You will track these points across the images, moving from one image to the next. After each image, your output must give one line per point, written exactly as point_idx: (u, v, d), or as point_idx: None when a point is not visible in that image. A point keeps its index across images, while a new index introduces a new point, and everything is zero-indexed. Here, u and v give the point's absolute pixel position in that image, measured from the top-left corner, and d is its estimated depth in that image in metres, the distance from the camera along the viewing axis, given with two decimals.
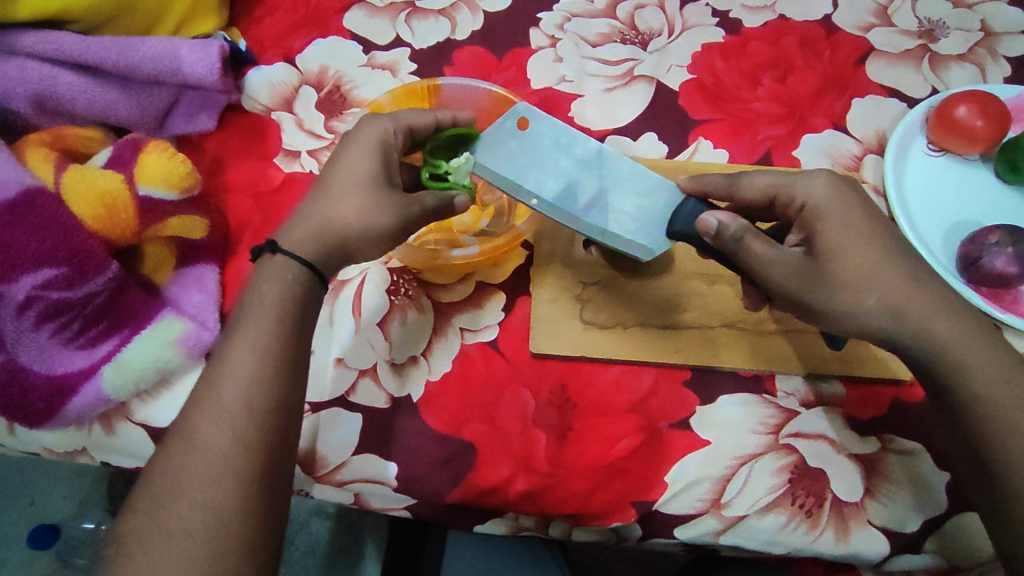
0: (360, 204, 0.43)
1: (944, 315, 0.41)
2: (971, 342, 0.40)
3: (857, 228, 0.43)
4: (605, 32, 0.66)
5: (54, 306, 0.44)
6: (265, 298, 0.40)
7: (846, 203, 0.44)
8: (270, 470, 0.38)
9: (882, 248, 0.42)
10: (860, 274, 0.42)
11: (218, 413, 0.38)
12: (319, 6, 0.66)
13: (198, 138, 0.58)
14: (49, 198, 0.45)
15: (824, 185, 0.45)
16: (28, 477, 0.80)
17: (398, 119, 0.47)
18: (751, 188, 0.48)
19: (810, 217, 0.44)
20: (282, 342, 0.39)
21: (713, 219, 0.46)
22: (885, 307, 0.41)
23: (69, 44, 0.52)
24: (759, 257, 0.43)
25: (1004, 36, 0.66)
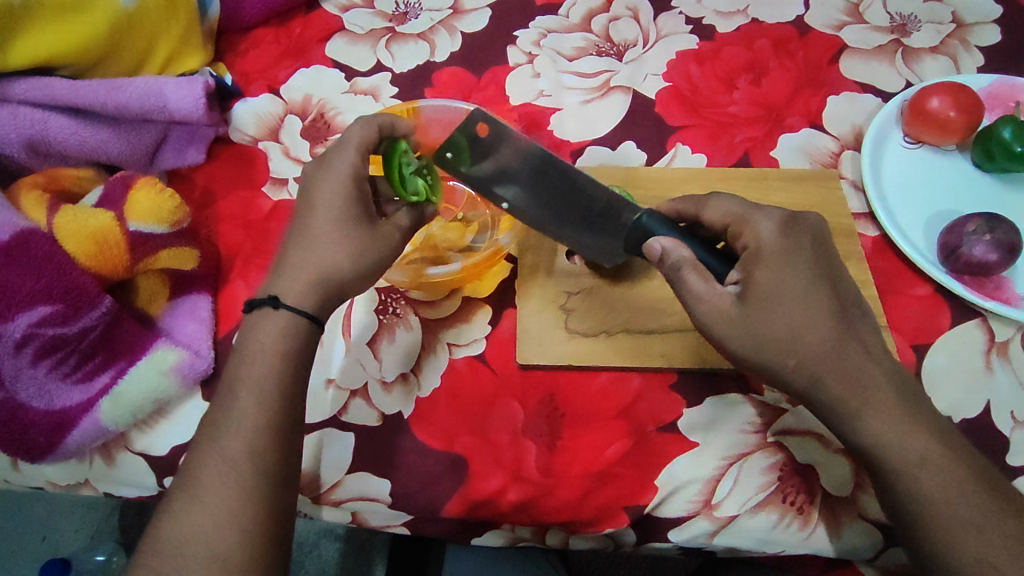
0: (351, 250, 0.45)
1: (869, 386, 0.40)
2: (914, 403, 0.40)
3: (802, 277, 0.42)
4: (580, 45, 0.68)
5: (50, 342, 0.45)
6: (264, 347, 0.42)
7: (791, 251, 0.43)
8: (276, 514, 0.39)
9: (826, 302, 0.42)
10: (788, 334, 0.41)
11: (221, 463, 0.39)
12: (302, 37, 0.68)
13: (188, 172, 0.60)
14: (43, 238, 0.47)
15: (771, 228, 0.44)
16: (41, 510, 0.82)
17: (354, 148, 0.46)
18: (714, 212, 0.48)
19: (752, 258, 0.43)
20: (280, 393, 0.41)
21: (658, 245, 0.46)
22: (817, 364, 0.40)
23: (59, 90, 0.54)
24: (692, 291, 0.43)
25: (976, 27, 0.67)
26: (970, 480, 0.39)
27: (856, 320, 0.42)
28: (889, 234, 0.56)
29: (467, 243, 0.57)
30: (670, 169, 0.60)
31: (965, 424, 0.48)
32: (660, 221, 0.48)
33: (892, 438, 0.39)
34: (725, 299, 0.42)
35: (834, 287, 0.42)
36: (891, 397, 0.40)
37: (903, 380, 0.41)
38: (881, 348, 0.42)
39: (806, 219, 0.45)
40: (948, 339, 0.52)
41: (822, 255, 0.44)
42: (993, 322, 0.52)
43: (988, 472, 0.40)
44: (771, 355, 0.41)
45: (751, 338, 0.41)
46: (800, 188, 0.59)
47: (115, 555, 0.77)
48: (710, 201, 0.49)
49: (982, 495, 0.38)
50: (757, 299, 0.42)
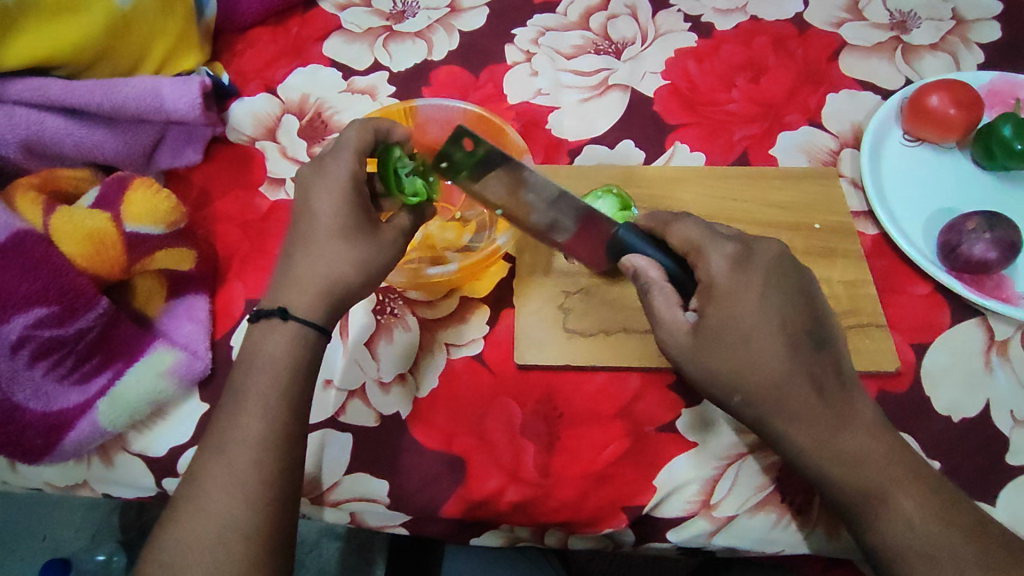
0: (358, 260, 0.45)
1: (818, 424, 0.40)
2: (866, 438, 0.40)
3: (752, 313, 0.41)
4: (578, 44, 0.68)
5: (47, 343, 0.45)
6: (276, 357, 0.42)
7: (742, 287, 0.41)
8: (281, 524, 0.40)
9: (778, 339, 0.40)
10: (735, 372, 0.40)
11: (227, 473, 0.39)
12: (299, 36, 0.68)
13: (185, 172, 0.60)
14: (39, 240, 0.47)
15: (725, 261, 0.43)
16: (42, 511, 0.82)
17: (352, 153, 0.46)
18: (675, 237, 0.45)
19: (706, 290, 0.42)
20: (289, 404, 0.41)
21: (633, 264, 0.45)
22: (762, 401, 0.40)
23: (55, 90, 0.54)
24: (658, 314, 0.43)
25: (976, 23, 0.67)
26: (932, 511, 0.38)
27: (811, 356, 0.41)
28: (888, 233, 0.56)
29: (466, 243, 0.57)
30: (668, 168, 0.60)
31: (965, 423, 0.48)
32: (636, 235, 0.46)
33: (838, 476, 0.39)
34: (679, 331, 0.42)
35: (788, 322, 0.41)
36: (840, 437, 0.39)
37: (856, 417, 0.40)
38: (837, 382, 0.41)
39: (764, 248, 0.44)
40: (948, 337, 0.51)
41: (779, 287, 0.42)
42: (992, 320, 0.52)
43: (950, 499, 0.39)
44: (720, 389, 0.41)
45: (701, 372, 0.41)
46: (799, 187, 0.58)
47: (116, 554, 0.78)
48: (673, 225, 0.46)
49: (939, 525, 0.38)
50: (709, 334, 0.41)
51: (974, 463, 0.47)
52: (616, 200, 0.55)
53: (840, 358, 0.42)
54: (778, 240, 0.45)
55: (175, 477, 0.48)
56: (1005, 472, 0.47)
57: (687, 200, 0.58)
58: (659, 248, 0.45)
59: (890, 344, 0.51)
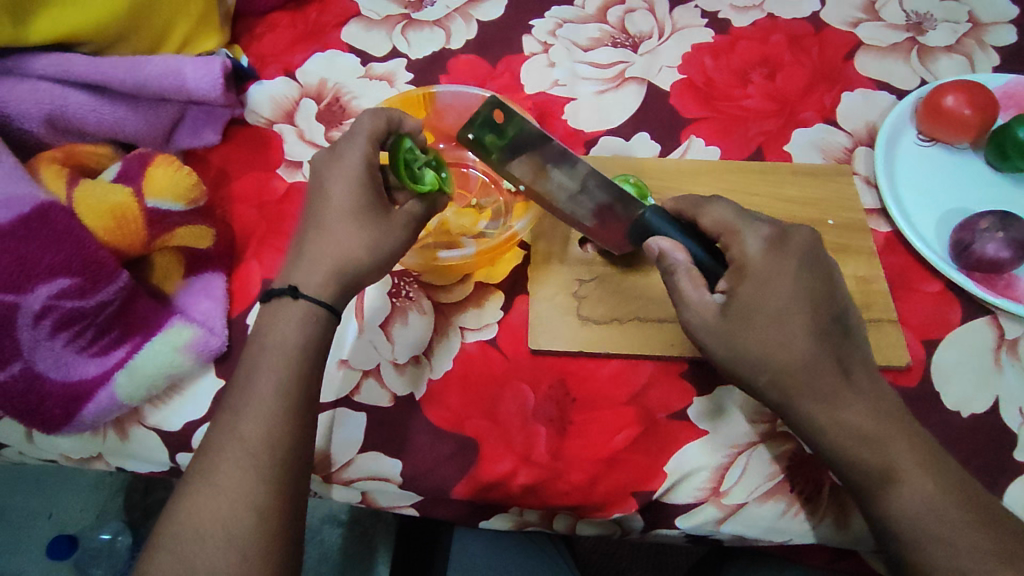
0: (368, 242, 0.45)
1: (843, 404, 0.40)
2: (889, 421, 0.40)
3: (784, 295, 0.42)
4: (595, 36, 0.68)
5: (68, 315, 0.46)
6: (287, 337, 0.43)
7: (775, 270, 0.42)
8: (291, 501, 0.40)
9: (807, 321, 0.41)
10: (763, 350, 0.41)
11: (238, 448, 0.40)
12: (318, 21, 0.69)
13: (204, 152, 0.60)
14: (62, 211, 0.47)
15: (761, 244, 0.44)
16: (42, 490, 0.82)
17: (366, 137, 0.47)
18: (709, 219, 0.47)
19: (739, 271, 0.43)
20: (300, 381, 0.42)
21: (656, 245, 0.46)
22: (790, 380, 0.41)
23: (79, 65, 0.54)
24: (684, 294, 0.44)
25: (991, 26, 0.67)
26: (949, 496, 0.39)
27: (839, 340, 0.42)
28: (901, 230, 0.56)
29: (481, 229, 0.57)
30: (683, 161, 0.60)
31: (973, 419, 0.49)
32: (663, 217, 0.47)
33: (861, 456, 0.40)
34: (710, 309, 0.43)
35: (818, 306, 0.42)
36: (865, 418, 0.40)
37: (881, 401, 0.41)
38: (863, 368, 0.42)
39: (798, 235, 0.45)
40: (957, 335, 0.52)
41: (811, 274, 0.43)
42: (1003, 319, 0.52)
43: (968, 488, 0.39)
44: (747, 367, 0.42)
45: (728, 350, 0.42)
46: (813, 183, 0.59)
47: (121, 534, 0.80)
48: (707, 206, 0.47)
49: (958, 511, 0.38)
50: (739, 313, 0.42)
51: (981, 458, 0.47)
52: (632, 190, 0.55)
53: (864, 346, 0.43)
54: (809, 230, 0.46)
55: (190, 452, 0.48)
56: (1012, 468, 0.47)
57: (701, 193, 0.59)
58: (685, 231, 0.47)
59: (900, 339, 0.51)
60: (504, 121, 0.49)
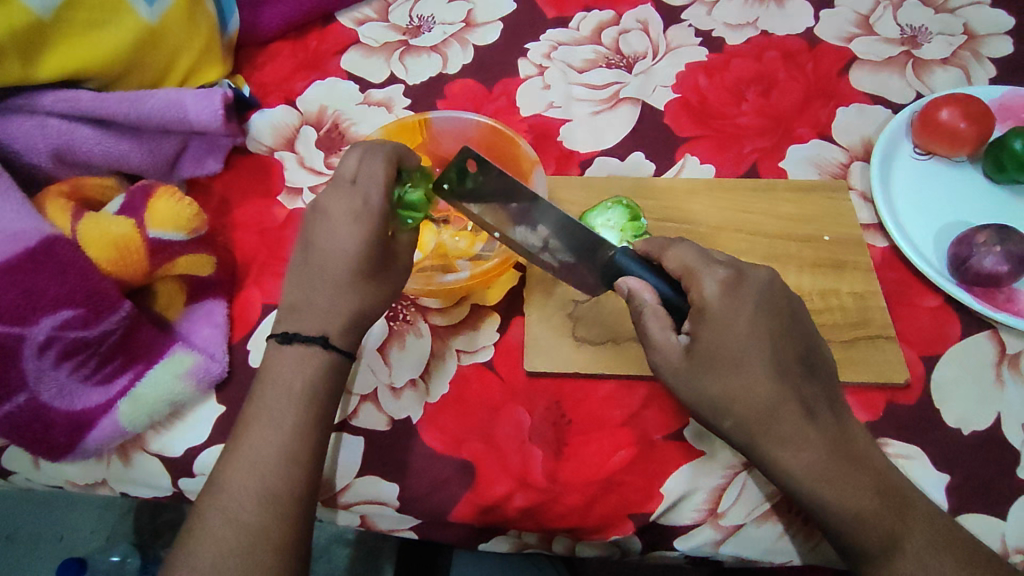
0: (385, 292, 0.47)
1: (808, 449, 0.40)
2: (853, 464, 0.41)
3: (743, 339, 0.41)
4: (590, 58, 0.69)
5: (72, 345, 0.47)
6: (291, 370, 0.44)
7: (734, 313, 0.41)
8: (302, 527, 0.41)
9: (767, 364, 0.41)
10: (727, 396, 0.41)
11: (242, 483, 0.41)
12: (318, 50, 0.70)
13: (206, 181, 0.62)
14: (67, 244, 0.48)
15: (717, 286, 0.42)
16: (54, 513, 0.83)
17: (382, 185, 0.46)
18: (671, 260, 0.45)
19: (699, 314, 0.42)
20: (307, 410, 0.43)
21: (626, 284, 0.45)
22: (751, 424, 0.41)
23: (85, 101, 0.56)
24: (650, 337, 0.43)
25: (987, 38, 0.67)
26: (919, 538, 0.40)
27: (800, 382, 0.41)
28: (898, 245, 0.56)
29: (477, 251, 0.58)
30: (678, 180, 0.61)
31: (975, 436, 0.48)
32: (633, 257, 0.46)
33: (830, 499, 0.40)
34: (675, 351, 0.42)
35: (779, 348, 0.41)
36: (828, 461, 0.40)
37: (843, 443, 0.41)
38: (825, 409, 0.42)
39: (758, 276, 0.43)
40: (958, 351, 0.51)
41: (770, 315, 0.42)
42: (1004, 334, 0.52)
43: (941, 528, 0.40)
44: (711, 412, 0.42)
45: (693, 394, 0.42)
46: (809, 200, 0.59)
47: (129, 556, 0.79)
48: (670, 248, 0.45)
49: (930, 549, 0.39)
50: (701, 357, 0.42)
51: (984, 477, 0.47)
52: (625, 211, 0.56)
53: (829, 382, 0.43)
54: (771, 267, 0.44)
55: (191, 477, 0.49)
56: (1016, 487, 0.46)
57: (696, 211, 0.59)
58: (658, 274, 0.45)
59: (899, 356, 0.51)
60: (476, 167, 0.47)
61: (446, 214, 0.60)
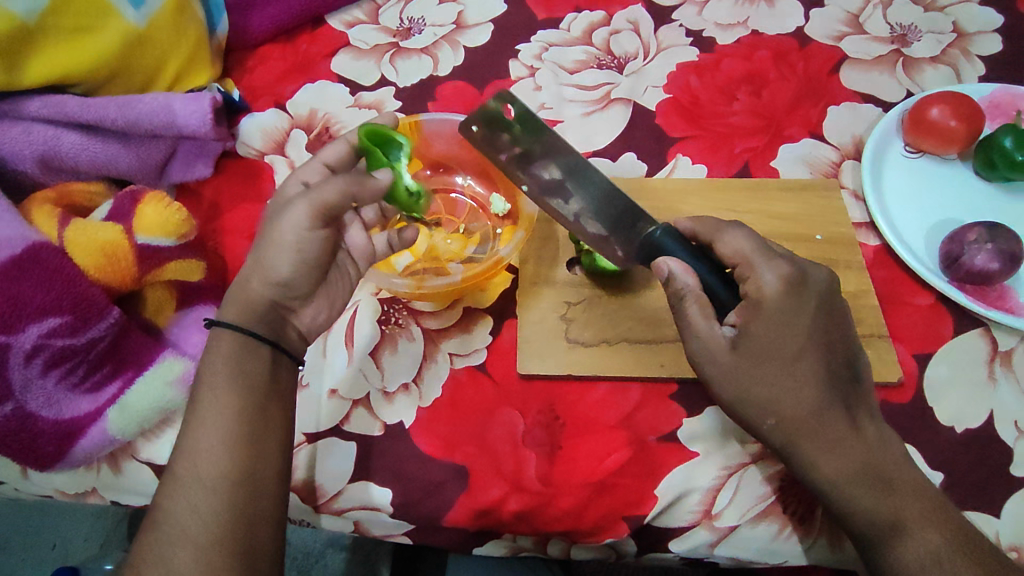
0: (292, 253, 0.44)
1: (848, 452, 0.41)
2: (892, 470, 0.41)
3: (795, 337, 0.42)
4: (581, 59, 0.69)
5: (59, 352, 0.46)
6: (224, 357, 0.43)
7: (792, 312, 0.42)
8: (257, 515, 0.40)
9: (816, 367, 0.42)
10: (770, 395, 0.41)
11: (187, 485, 0.39)
12: (308, 52, 0.70)
13: (196, 186, 0.61)
14: (53, 251, 0.48)
15: (777, 281, 0.43)
16: (48, 520, 0.83)
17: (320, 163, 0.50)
18: (725, 247, 0.45)
19: (752, 309, 0.42)
20: (249, 397, 0.42)
21: (666, 265, 0.44)
22: (793, 424, 0.41)
23: (71, 106, 0.55)
24: (693, 327, 0.43)
25: (976, 36, 0.67)
26: (955, 552, 0.38)
27: (845, 387, 0.42)
28: (890, 244, 0.56)
29: (469, 254, 0.57)
30: (670, 181, 0.60)
31: (968, 434, 0.48)
32: (674, 237, 0.47)
33: (863, 504, 0.40)
34: (720, 343, 0.42)
35: (829, 353, 0.42)
36: (867, 465, 0.40)
37: (883, 449, 0.41)
38: (868, 416, 0.42)
39: (816, 280, 0.44)
40: (951, 349, 0.51)
41: (823, 319, 0.43)
42: (996, 331, 0.52)
43: (975, 543, 0.39)
44: (753, 410, 0.42)
45: (734, 390, 0.42)
46: (800, 198, 0.59)
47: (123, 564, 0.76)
48: (725, 233, 0.46)
49: (959, 558, 0.38)
50: (750, 351, 0.42)
51: (978, 474, 0.47)
52: None
53: (871, 393, 0.43)
54: (828, 272, 0.45)
55: None
56: (1010, 484, 0.46)
57: (689, 212, 0.59)
58: (695, 255, 0.46)
59: (891, 355, 0.51)
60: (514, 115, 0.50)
61: (437, 217, 0.59)
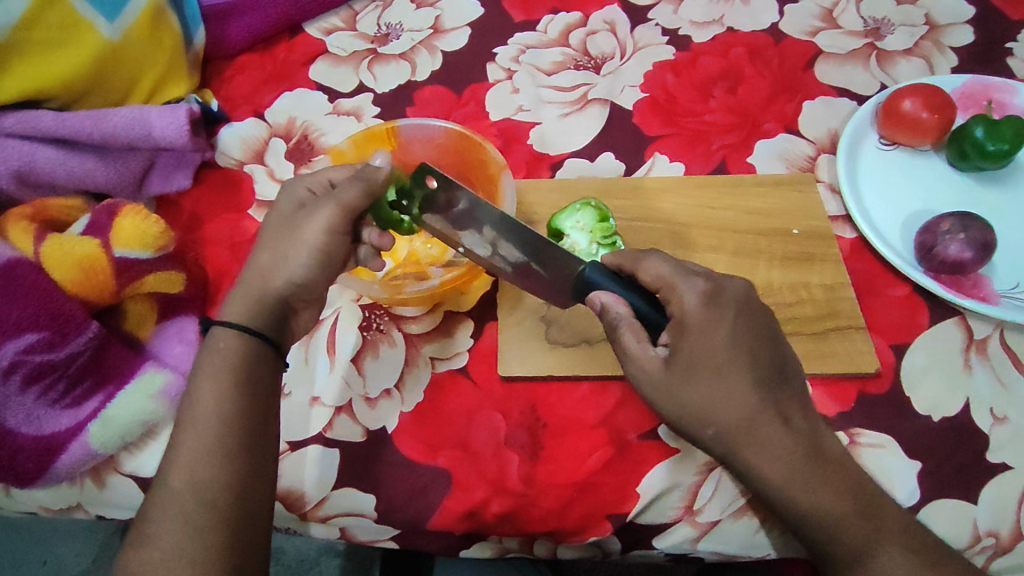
0: (316, 252, 0.46)
1: (784, 457, 0.41)
2: (827, 469, 0.41)
3: (721, 350, 0.41)
4: (558, 60, 0.69)
5: (38, 368, 0.47)
6: (215, 367, 0.42)
7: (715, 326, 0.42)
8: (248, 522, 0.40)
9: (747, 377, 0.41)
10: (706, 407, 0.41)
11: (182, 502, 0.39)
12: (286, 60, 0.70)
13: (175, 197, 0.61)
14: (29, 266, 0.48)
15: (698, 299, 0.43)
16: (40, 537, 0.82)
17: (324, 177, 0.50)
18: (647, 272, 0.45)
19: (680, 325, 0.42)
20: (242, 405, 0.42)
21: (599, 300, 0.44)
22: (730, 434, 0.41)
23: (46, 122, 0.55)
24: (627, 349, 0.43)
25: (948, 28, 0.68)
26: (892, 541, 0.40)
27: (777, 392, 0.42)
28: (865, 236, 0.56)
29: (449, 257, 0.58)
30: (648, 179, 0.61)
31: (945, 422, 0.49)
32: (602, 270, 0.45)
33: (806, 504, 0.41)
34: (654, 360, 0.42)
35: (757, 360, 0.42)
36: (803, 467, 0.41)
37: (819, 447, 0.42)
38: (801, 417, 0.42)
39: (733, 287, 0.44)
40: (927, 339, 0.52)
41: (748, 326, 0.42)
42: (971, 319, 0.52)
43: (909, 530, 0.41)
44: (692, 422, 0.42)
45: (674, 404, 0.42)
46: (776, 193, 0.59)
47: None
48: (644, 260, 0.45)
49: (901, 552, 0.40)
50: (683, 367, 0.42)
51: (955, 462, 0.47)
52: (594, 213, 0.56)
53: (804, 391, 0.43)
54: (744, 279, 0.45)
55: None
56: (986, 470, 0.47)
57: (667, 210, 0.59)
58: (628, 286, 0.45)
59: (868, 346, 0.51)
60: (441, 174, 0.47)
61: None
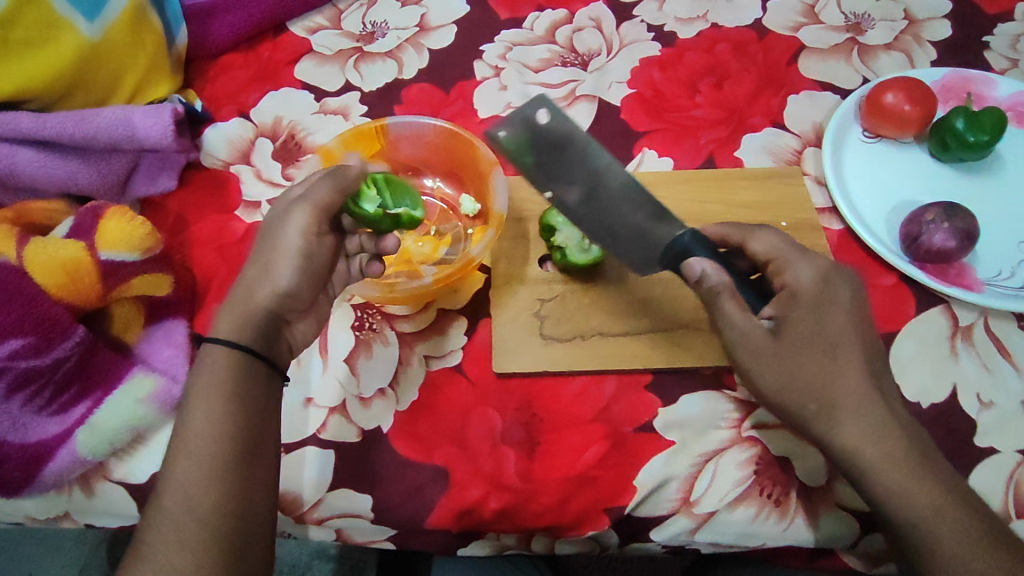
0: (296, 258, 0.45)
1: (890, 437, 0.40)
2: (926, 455, 0.40)
3: (840, 324, 0.43)
4: (545, 57, 0.69)
5: (23, 375, 0.46)
6: (205, 383, 0.42)
7: (829, 301, 0.44)
8: (243, 535, 0.39)
9: (859, 352, 0.42)
10: (814, 379, 0.41)
11: (175, 518, 0.38)
12: (270, 60, 0.69)
13: (160, 199, 0.60)
14: (12, 272, 0.47)
15: (814, 275, 0.45)
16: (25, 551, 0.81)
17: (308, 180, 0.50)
18: (758, 246, 0.48)
19: (790, 300, 0.44)
20: (233, 417, 0.41)
21: (698, 265, 0.46)
22: (840, 406, 0.41)
23: (26, 124, 0.54)
24: (728, 316, 0.44)
25: (927, 22, 0.69)
26: (982, 535, 0.38)
27: (878, 372, 0.43)
28: (852, 227, 0.57)
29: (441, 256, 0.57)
30: (637, 174, 0.61)
31: (933, 408, 0.49)
32: (701, 243, 0.48)
33: (900, 489, 0.40)
34: (760, 331, 0.43)
35: (866, 339, 0.43)
36: (909, 448, 0.40)
37: (920, 432, 0.41)
38: (902, 401, 0.43)
39: (845, 272, 0.46)
40: (914, 328, 0.53)
41: (859, 307, 0.44)
42: (956, 307, 0.53)
43: (994, 526, 0.39)
44: (790, 396, 0.42)
45: (776, 376, 0.42)
46: (764, 186, 0.60)
47: None
48: (756, 233, 0.48)
49: (987, 548, 0.38)
50: (790, 338, 0.43)
51: (943, 447, 0.48)
52: None
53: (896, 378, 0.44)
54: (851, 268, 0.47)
55: None
56: (974, 454, 0.48)
57: None
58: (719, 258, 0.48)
59: None
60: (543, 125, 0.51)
61: None
